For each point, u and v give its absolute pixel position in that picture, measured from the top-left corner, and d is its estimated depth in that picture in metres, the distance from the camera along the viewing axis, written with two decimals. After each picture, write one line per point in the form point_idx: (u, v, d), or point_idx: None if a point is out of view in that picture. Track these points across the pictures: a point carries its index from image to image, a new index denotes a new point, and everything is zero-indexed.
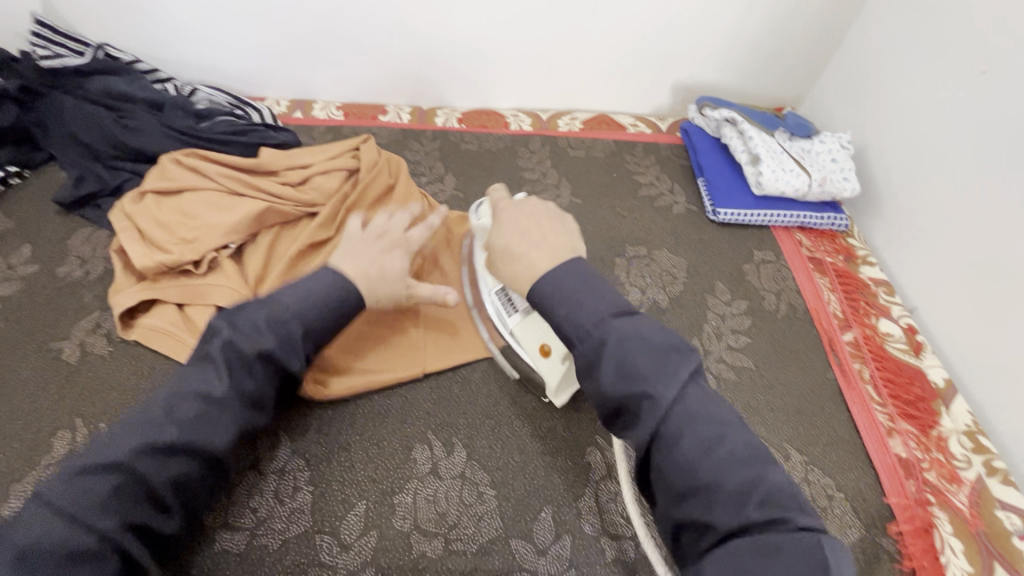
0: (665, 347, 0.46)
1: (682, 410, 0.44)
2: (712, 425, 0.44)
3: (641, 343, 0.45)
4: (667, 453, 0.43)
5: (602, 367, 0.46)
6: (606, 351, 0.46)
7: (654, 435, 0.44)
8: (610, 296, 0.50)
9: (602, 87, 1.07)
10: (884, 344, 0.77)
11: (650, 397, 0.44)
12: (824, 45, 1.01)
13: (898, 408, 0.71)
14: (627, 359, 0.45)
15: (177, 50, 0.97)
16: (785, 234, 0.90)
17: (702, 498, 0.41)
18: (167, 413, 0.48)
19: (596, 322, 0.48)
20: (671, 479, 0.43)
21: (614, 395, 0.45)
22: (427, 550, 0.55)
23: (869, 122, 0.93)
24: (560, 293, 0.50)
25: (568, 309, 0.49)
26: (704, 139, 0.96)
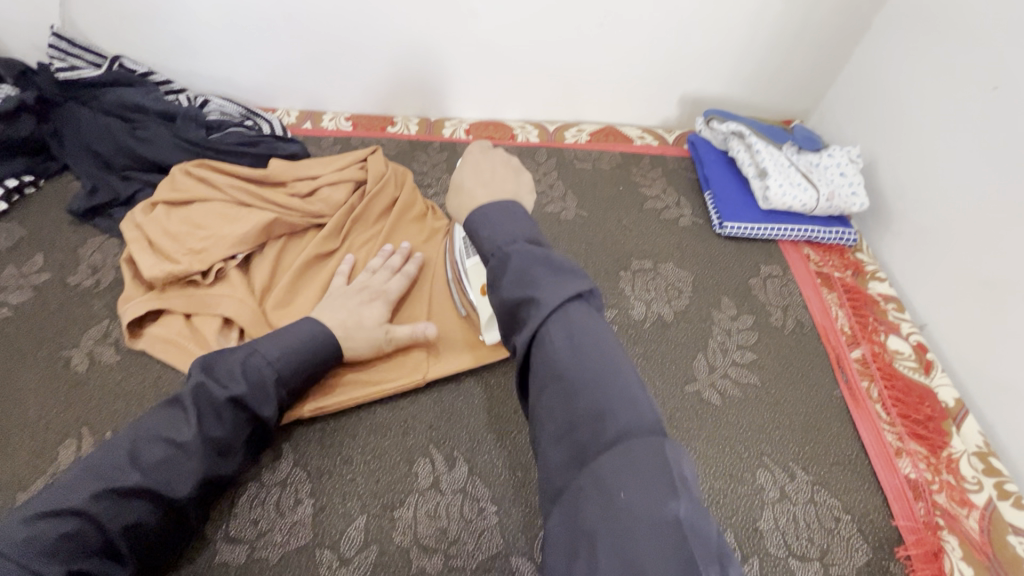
0: (561, 270, 0.44)
1: (562, 318, 0.41)
2: (592, 358, 0.40)
3: (540, 260, 0.44)
4: (544, 360, 0.41)
5: (503, 277, 0.45)
6: (509, 266, 0.45)
7: (532, 338, 0.42)
8: (528, 227, 0.48)
9: (609, 98, 1.07)
10: (892, 361, 0.76)
11: (534, 301, 0.42)
12: (833, 59, 1.01)
13: (907, 428, 0.70)
14: (527, 271, 0.44)
15: (190, 62, 0.99)
16: (793, 249, 0.89)
17: (568, 397, 0.39)
18: (131, 455, 0.50)
19: (509, 241, 0.47)
20: (541, 373, 0.41)
21: (509, 301, 0.44)
22: (427, 565, 0.54)
23: (878, 136, 0.92)
24: (487, 220, 0.48)
25: (491, 231, 0.48)
26: (711, 152, 0.96)
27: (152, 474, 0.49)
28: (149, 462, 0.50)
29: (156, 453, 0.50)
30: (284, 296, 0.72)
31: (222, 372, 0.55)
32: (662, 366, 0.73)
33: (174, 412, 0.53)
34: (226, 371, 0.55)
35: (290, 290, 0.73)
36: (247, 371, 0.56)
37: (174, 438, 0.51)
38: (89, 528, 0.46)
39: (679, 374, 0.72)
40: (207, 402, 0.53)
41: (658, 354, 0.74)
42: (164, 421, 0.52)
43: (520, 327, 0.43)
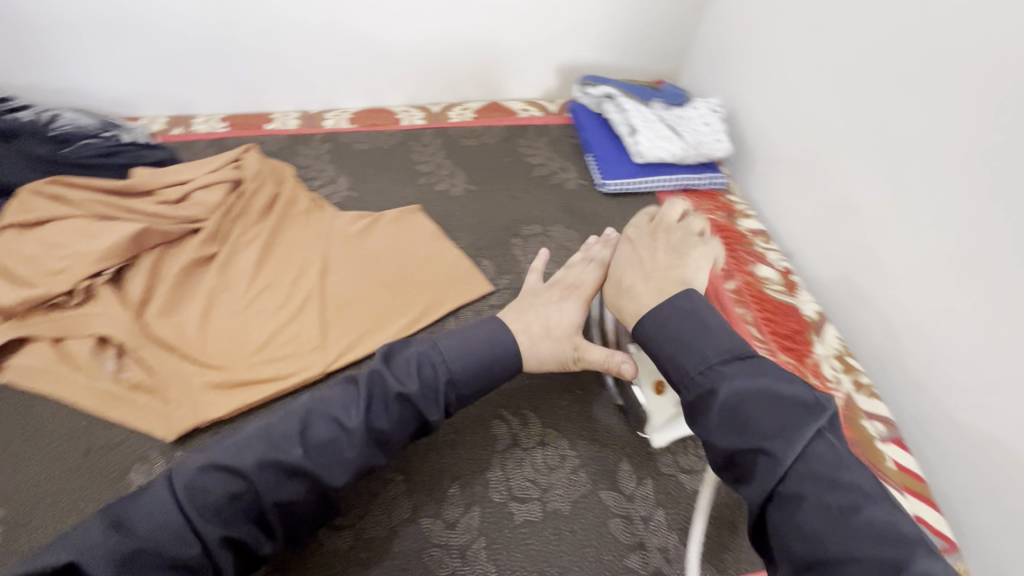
0: (783, 402, 0.44)
1: (806, 473, 0.41)
2: (841, 491, 0.40)
3: (758, 395, 0.45)
4: (786, 514, 0.41)
5: (711, 418, 0.46)
6: (717, 400, 0.46)
7: (771, 491, 0.42)
8: (738, 341, 0.49)
9: (490, 75, 1.09)
10: (763, 287, 0.83)
11: (768, 453, 0.42)
12: (688, 20, 1.08)
13: (778, 343, 0.77)
14: (742, 412, 0.45)
15: (35, 74, 0.92)
16: (671, 197, 0.95)
17: (829, 574, 0.38)
18: (303, 434, 0.47)
19: (703, 364, 0.48)
20: (795, 548, 0.40)
21: (726, 447, 0.45)
22: (337, 543, 0.56)
23: (736, 87, 1.00)
24: (668, 326, 0.51)
25: (677, 350, 0.50)
26: (589, 116, 1.01)
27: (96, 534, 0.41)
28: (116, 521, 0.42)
29: (355, 422, 0.48)
30: (166, 306, 0.70)
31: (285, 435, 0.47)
32: None
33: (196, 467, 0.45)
34: (406, 365, 0.51)
35: (174, 300, 0.71)
36: (421, 366, 0.51)
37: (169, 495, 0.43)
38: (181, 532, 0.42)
39: None
40: (382, 391, 0.49)
41: None
42: (347, 399, 0.49)
43: (750, 480, 0.43)
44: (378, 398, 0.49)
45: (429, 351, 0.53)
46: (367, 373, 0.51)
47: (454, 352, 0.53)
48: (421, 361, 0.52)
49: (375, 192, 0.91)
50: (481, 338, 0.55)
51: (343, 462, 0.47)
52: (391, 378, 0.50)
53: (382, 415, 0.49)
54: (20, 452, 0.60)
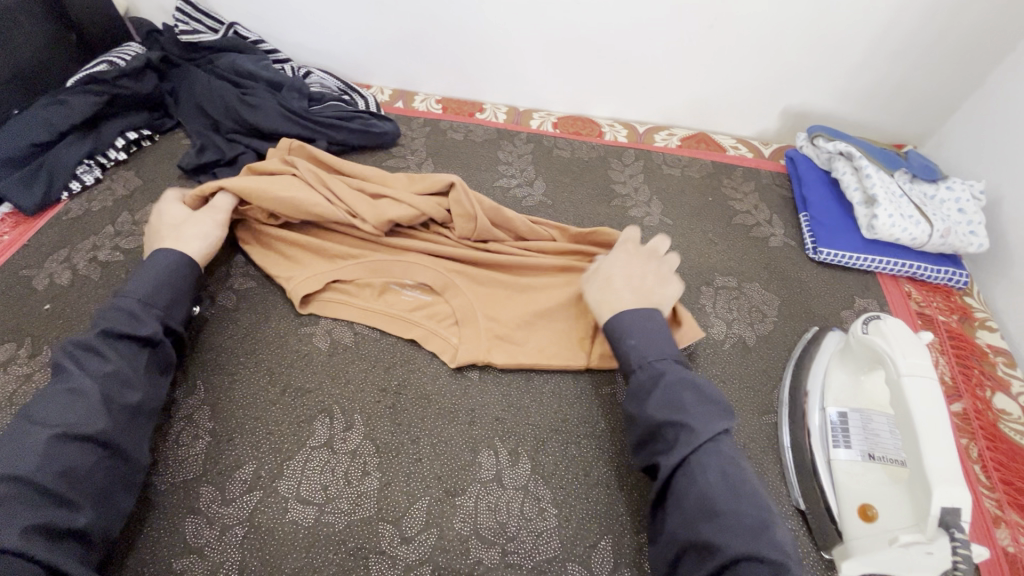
0: (708, 399, 0.53)
1: (713, 449, 0.50)
2: (742, 498, 0.48)
3: (691, 386, 0.54)
4: (690, 483, 0.49)
5: (650, 395, 0.54)
6: (664, 381, 0.55)
7: (681, 462, 0.50)
8: (667, 346, 0.58)
9: (705, 105, 1.03)
10: (998, 421, 0.69)
11: (689, 428, 0.51)
12: (960, 85, 0.93)
13: (1009, 497, 0.63)
14: (679, 396, 0.53)
15: (297, 33, 1.02)
16: (893, 283, 0.83)
17: (719, 525, 0.46)
18: (24, 418, 0.50)
19: (659, 358, 0.57)
20: (690, 509, 0.48)
21: (654, 420, 0.53)
22: (484, 557, 0.55)
23: (1005, 173, 0.84)
24: (632, 326, 0.59)
25: (642, 341, 0.58)
26: (812, 171, 0.91)
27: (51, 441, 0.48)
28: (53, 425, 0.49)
29: (104, 365, 0.54)
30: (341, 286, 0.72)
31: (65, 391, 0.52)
32: (739, 392, 0.69)
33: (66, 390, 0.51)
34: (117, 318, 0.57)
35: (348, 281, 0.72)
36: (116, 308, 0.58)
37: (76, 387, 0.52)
38: (20, 488, 0.45)
39: (759, 401, 0.68)
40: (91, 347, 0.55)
41: (736, 375, 0.70)
42: (58, 382, 0.53)
43: (668, 451, 0.51)
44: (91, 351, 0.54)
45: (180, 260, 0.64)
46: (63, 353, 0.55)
47: (148, 290, 0.60)
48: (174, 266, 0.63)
49: (570, 203, 0.89)
50: (157, 269, 0.62)
51: (94, 403, 0.51)
52: (93, 338, 0.55)
53: (106, 362, 0.54)
54: (233, 373, 0.66)
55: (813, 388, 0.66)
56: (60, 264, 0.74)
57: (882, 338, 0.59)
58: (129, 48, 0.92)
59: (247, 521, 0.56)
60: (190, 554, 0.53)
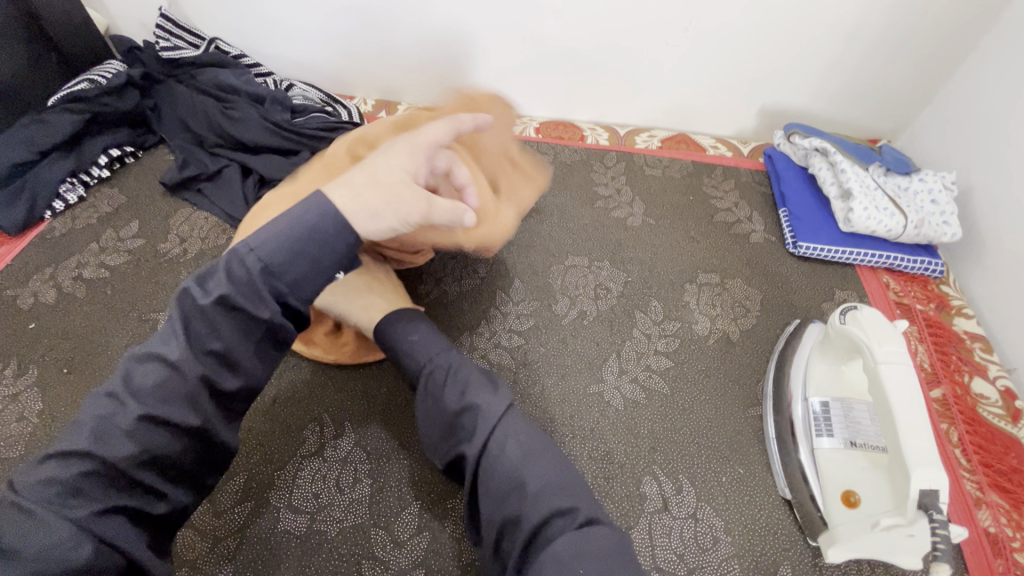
0: (487, 382, 0.54)
1: (505, 424, 0.51)
2: (535, 468, 0.48)
3: (466, 373, 0.55)
4: (491, 468, 0.48)
5: (443, 390, 0.54)
6: (436, 380, 0.54)
7: (484, 443, 0.49)
8: (445, 342, 0.59)
9: (683, 106, 1.05)
10: (976, 406, 0.71)
11: (475, 409, 0.51)
12: (929, 81, 0.95)
13: (989, 479, 0.65)
14: (460, 385, 0.54)
15: (278, 46, 1.03)
16: (872, 275, 0.85)
17: (521, 499, 0.46)
18: (127, 381, 0.43)
19: (431, 356, 0.57)
20: (495, 486, 0.48)
21: (450, 411, 0.52)
22: (476, 559, 0.55)
23: (975, 164, 0.86)
24: (410, 334, 0.59)
25: (417, 343, 0.58)
26: (790, 167, 0.93)
27: (148, 406, 0.42)
28: (142, 387, 0.43)
29: (215, 343, 0.43)
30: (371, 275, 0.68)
31: (163, 354, 0.44)
32: (724, 386, 0.70)
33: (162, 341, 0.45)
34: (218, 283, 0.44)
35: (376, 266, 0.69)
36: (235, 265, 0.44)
37: (165, 356, 0.43)
38: (101, 468, 0.41)
39: (743, 394, 0.69)
40: (196, 307, 0.44)
41: (720, 370, 0.71)
42: (165, 335, 0.44)
43: (469, 439, 0.50)
44: (193, 315, 0.43)
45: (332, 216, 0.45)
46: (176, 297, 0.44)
47: (271, 249, 0.44)
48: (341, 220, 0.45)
49: (552, 206, 0.91)
50: (299, 224, 0.45)
51: (190, 389, 0.43)
52: (201, 299, 0.43)
53: (211, 335, 0.43)
54: None
55: (797, 378, 0.67)
56: (46, 282, 0.74)
57: (859, 327, 0.60)
58: (111, 66, 0.92)
59: (240, 531, 0.56)
60: (183, 567, 0.53)
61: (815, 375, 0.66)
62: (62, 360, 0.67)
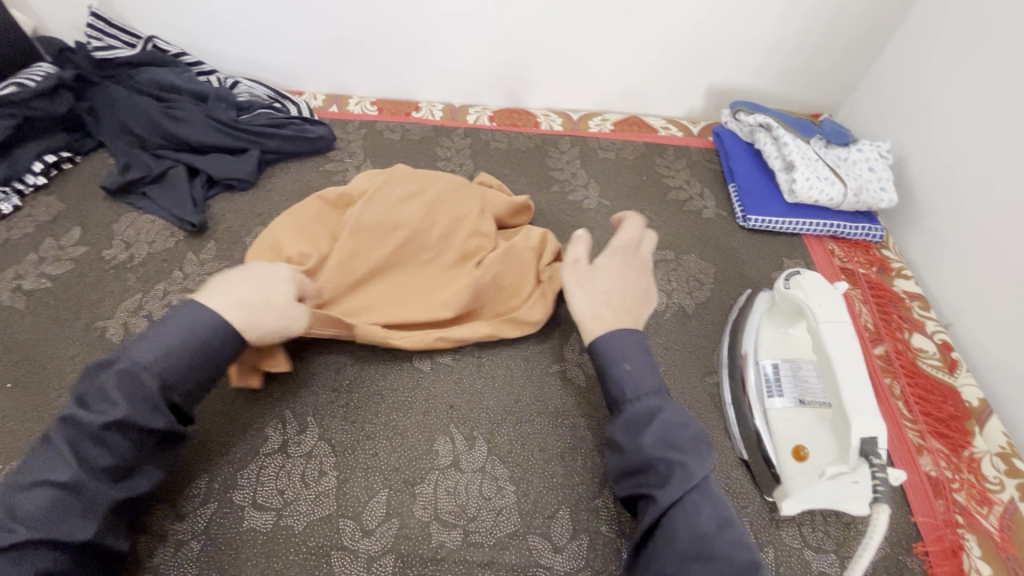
0: (695, 439, 0.51)
1: (704, 487, 0.49)
2: (739, 547, 0.46)
3: (683, 424, 0.52)
4: (687, 516, 0.47)
5: (646, 429, 0.52)
6: (657, 418, 0.52)
7: (680, 498, 0.47)
8: (657, 374, 0.56)
9: (633, 88, 1.07)
10: (917, 359, 0.75)
11: (687, 466, 0.48)
12: (863, 54, 0.99)
13: (930, 426, 0.69)
14: (670, 432, 0.51)
15: (219, 43, 1.00)
16: (818, 243, 0.88)
17: (708, 564, 0.45)
18: (8, 507, 0.42)
19: (646, 391, 0.54)
20: (683, 542, 0.46)
21: (650, 453, 0.50)
22: (446, 540, 0.56)
23: (907, 132, 0.90)
24: (625, 351, 0.57)
25: (632, 369, 0.55)
26: (737, 144, 0.96)
27: (39, 524, 0.42)
28: (32, 510, 0.42)
29: (107, 459, 0.45)
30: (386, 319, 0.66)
31: (52, 468, 0.44)
32: (682, 357, 0.72)
33: (52, 451, 0.45)
34: (105, 397, 0.46)
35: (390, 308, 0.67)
36: (127, 382, 0.47)
37: (55, 478, 0.43)
38: None
39: (700, 363, 0.72)
40: (83, 431, 0.45)
41: (678, 343, 0.73)
42: (46, 459, 0.45)
43: (664, 487, 0.48)
44: (85, 438, 0.44)
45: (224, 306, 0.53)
46: (61, 422, 0.45)
47: (155, 357, 0.48)
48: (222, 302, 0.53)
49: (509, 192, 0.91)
50: (183, 327, 0.50)
51: (86, 505, 0.44)
52: (89, 416, 0.45)
53: (106, 454, 0.45)
54: None
55: (750, 343, 0.70)
56: None
57: (802, 290, 0.63)
58: (39, 67, 0.88)
59: (202, 534, 0.55)
60: (144, 574, 0.52)
61: (766, 340, 0.69)
62: (3, 375, 0.65)
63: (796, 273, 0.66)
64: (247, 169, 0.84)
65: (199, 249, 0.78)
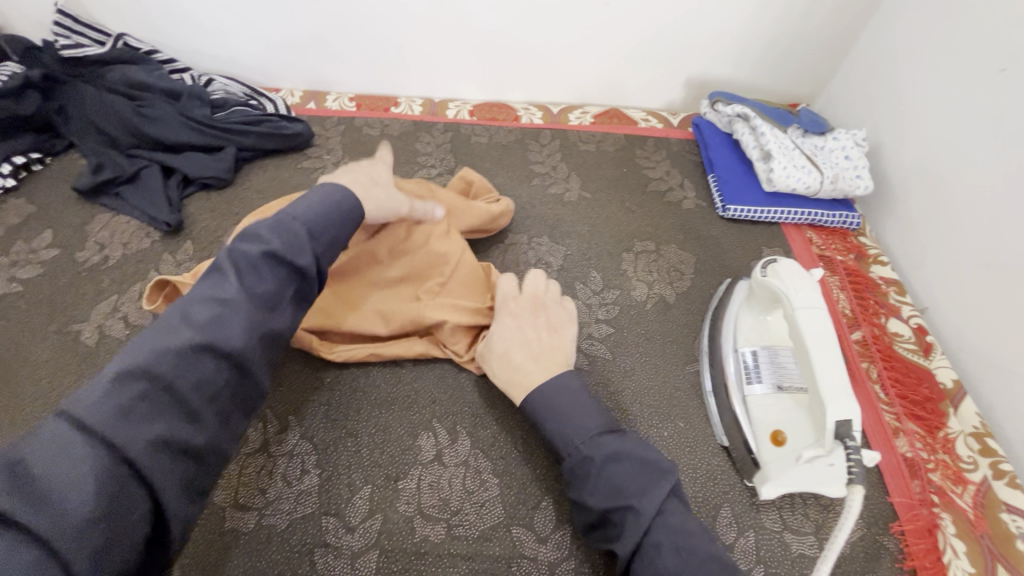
0: (649, 467, 0.51)
1: (662, 523, 0.47)
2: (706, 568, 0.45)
3: (630, 463, 0.51)
4: (650, 562, 0.46)
5: (589, 483, 0.51)
6: (598, 469, 0.51)
7: (637, 547, 0.47)
8: (595, 416, 0.56)
9: (613, 81, 1.07)
10: (893, 344, 0.76)
11: (634, 511, 0.48)
12: (837, 44, 1.00)
13: (905, 409, 0.70)
14: (615, 479, 0.50)
15: (192, 40, 0.99)
16: (796, 231, 0.89)
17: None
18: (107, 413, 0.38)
19: (586, 439, 0.54)
20: None
21: (599, 507, 0.50)
22: (429, 534, 0.56)
23: (882, 120, 0.92)
24: (554, 405, 0.56)
25: (564, 423, 0.55)
26: (716, 134, 0.96)
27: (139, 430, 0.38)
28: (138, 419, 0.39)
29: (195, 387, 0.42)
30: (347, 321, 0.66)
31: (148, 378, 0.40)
32: (663, 347, 0.72)
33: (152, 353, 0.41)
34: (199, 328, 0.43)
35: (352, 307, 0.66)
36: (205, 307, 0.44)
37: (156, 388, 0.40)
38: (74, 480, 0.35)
39: (681, 353, 0.72)
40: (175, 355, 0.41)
41: (659, 333, 0.74)
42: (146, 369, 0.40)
43: (620, 537, 0.48)
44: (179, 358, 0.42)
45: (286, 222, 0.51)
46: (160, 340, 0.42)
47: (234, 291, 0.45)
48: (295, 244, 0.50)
49: None
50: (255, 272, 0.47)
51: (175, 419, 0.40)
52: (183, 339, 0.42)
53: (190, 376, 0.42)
54: None
55: (728, 332, 0.70)
56: None
57: (778, 278, 0.63)
58: (6, 67, 0.86)
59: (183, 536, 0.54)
60: None
61: (745, 328, 0.70)
62: None
63: (773, 260, 0.67)
64: (223, 167, 0.83)
65: (176, 249, 0.77)
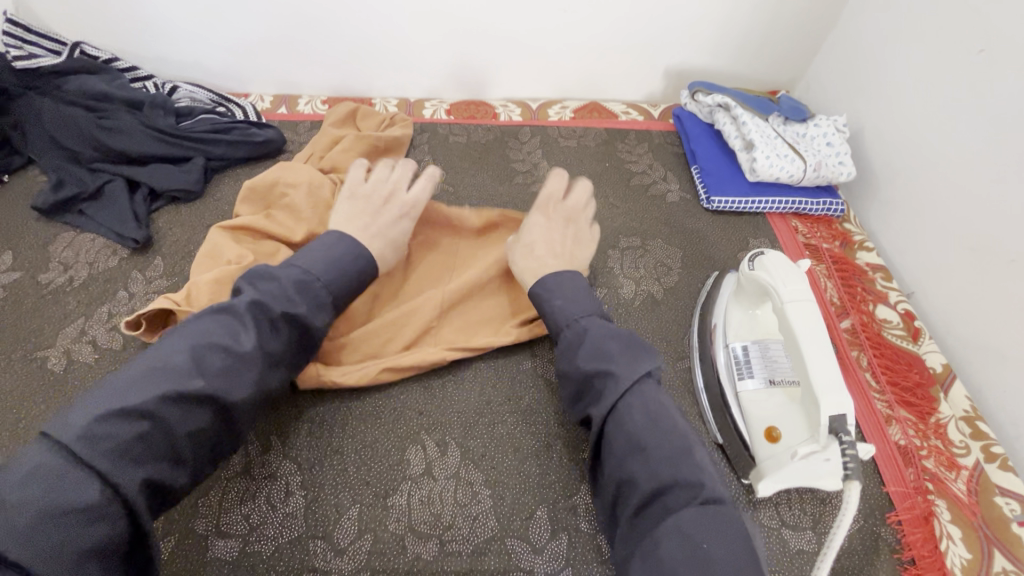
0: (629, 345, 0.53)
1: (639, 391, 0.50)
2: (670, 444, 0.47)
3: (612, 335, 0.54)
4: (621, 423, 0.49)
5: (580, 350, 0.54)
6: (588, 337, 0.54)
7: (612, 406, 0.49)
8: (591, 301, 0.58)
9: (592, 73, 1.05)
10: (881, 331, 0.76)
11: (614, 374, 0.50)
12: (816, 29, 0.99)
13: (897, 396, 0.70)
14: (603, 346, 0.53)
15: (152, 46, 0.95)
16: (781, 220, 0.89)
17: (642, 458, 0.46)
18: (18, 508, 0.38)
19: (582, 314, 0.56)
20: (620, 443, 0.48)
21: (585, 370, 0.52)
22: (422, 551, 0.54)
23: (862, 104, 0.91)
24: (565, 288, 0.59)
25: (566, 301, 0.57)
26: (697, 125, 0.95)
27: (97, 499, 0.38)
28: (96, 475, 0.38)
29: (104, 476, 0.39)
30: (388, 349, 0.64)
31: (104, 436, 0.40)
32: (653, 345, 0.71)
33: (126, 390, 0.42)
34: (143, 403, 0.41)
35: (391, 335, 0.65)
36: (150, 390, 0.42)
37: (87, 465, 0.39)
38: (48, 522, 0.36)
39: (671, 351, 0.71)
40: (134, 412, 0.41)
41: (647, 331, 0.73)
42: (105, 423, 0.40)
43: (599, 398, 0.51)
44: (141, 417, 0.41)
45: (306, 275, 0.53)
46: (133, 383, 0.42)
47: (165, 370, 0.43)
48: (301, 287, 0.52)
49: (470, 188, 0.89)
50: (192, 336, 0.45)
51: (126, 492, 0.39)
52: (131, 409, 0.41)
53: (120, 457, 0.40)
54: None
55: (718, 329, 0.69)
56: None
57: (766, 271, 0.62)
58: None
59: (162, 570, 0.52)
60: None
61: (734, 323, 0.69)
62: None
63: (763, 252, 0.65)
64: (192, 178, 0.80)
65: (145, 266, 0.74)
